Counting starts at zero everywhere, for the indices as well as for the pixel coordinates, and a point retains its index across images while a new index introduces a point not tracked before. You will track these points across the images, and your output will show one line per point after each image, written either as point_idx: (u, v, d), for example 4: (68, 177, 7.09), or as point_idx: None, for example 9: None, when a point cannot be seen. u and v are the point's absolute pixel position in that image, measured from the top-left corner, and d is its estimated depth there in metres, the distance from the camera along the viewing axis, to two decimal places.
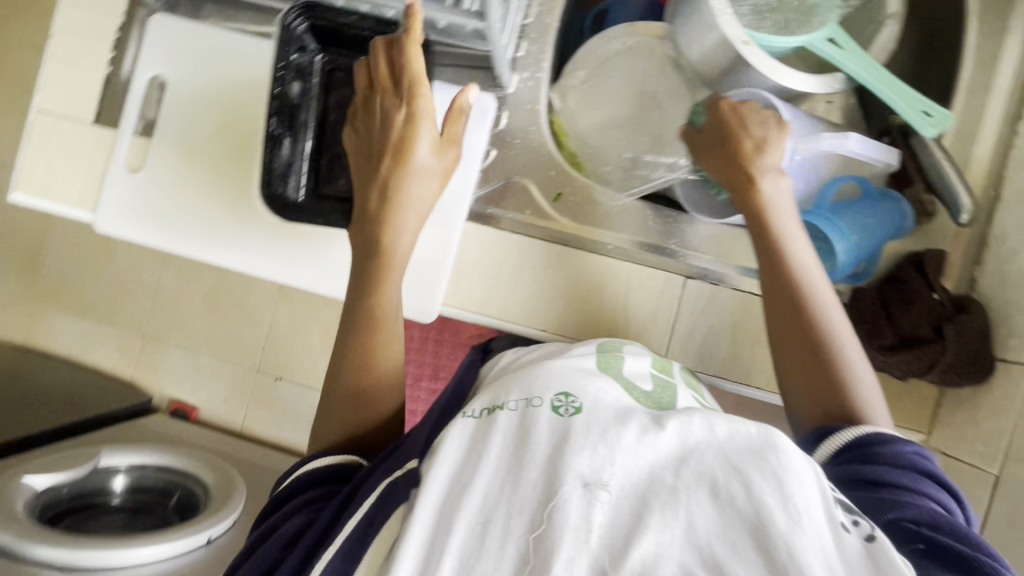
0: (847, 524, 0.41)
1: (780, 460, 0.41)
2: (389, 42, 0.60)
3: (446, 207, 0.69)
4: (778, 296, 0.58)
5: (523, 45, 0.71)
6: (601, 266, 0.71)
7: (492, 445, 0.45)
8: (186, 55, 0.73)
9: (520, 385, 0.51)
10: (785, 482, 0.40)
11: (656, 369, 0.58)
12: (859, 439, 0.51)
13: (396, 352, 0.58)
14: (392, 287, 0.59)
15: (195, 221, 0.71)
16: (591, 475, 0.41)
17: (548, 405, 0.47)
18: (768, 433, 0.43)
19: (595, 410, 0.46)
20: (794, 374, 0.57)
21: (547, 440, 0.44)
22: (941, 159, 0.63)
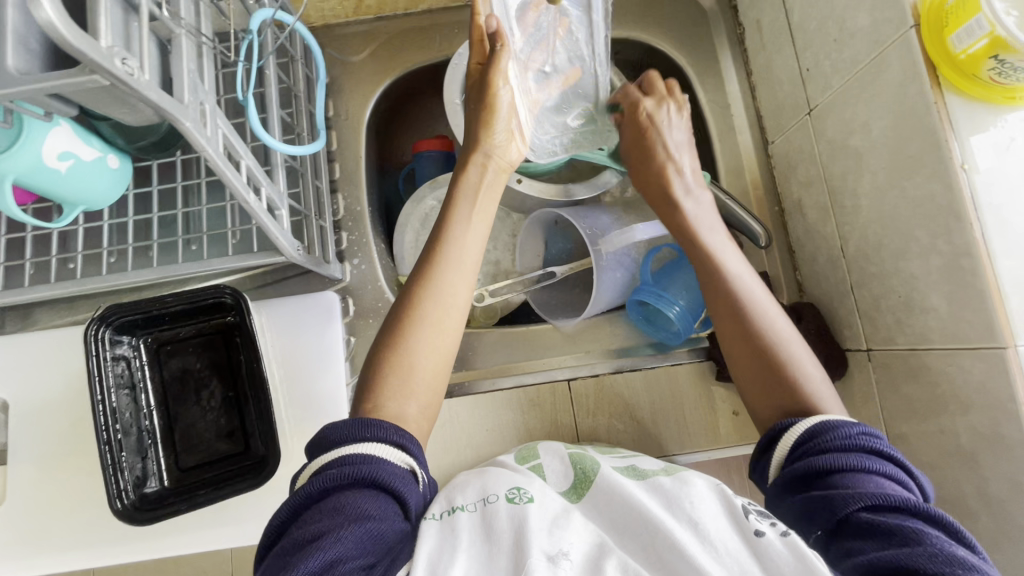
0: (764, 527, 0.44)
1: (691, 506, 0.48)
2: (207, 305, 0.59)
3: (323, 410, 0.69)
4: (711, 288, 0.59)
5: (343, 236, 0.77)
6: (493, 404, 0.73)
7: (461, 540, 0.46)
8: (14, 369, 0.71)
9: (474, 486, 0.53)
10: (693, 519, 0.46)
11: (569, 445, 0.62)
12: (810, 429, 0.48)
13: (452, 316, 0.57)
14: (444, 284, 0.58)
15: (73, 533, 0.67)
16: (553, 551, 0.44)
17: (502, 499, 0.51)
18: (681, 485, 0.51)
19: (545, 500, 0.51)
20: (745, 368, 0.56)
21: (510, 530, 0.47)
22: (723, 199, 0.73)
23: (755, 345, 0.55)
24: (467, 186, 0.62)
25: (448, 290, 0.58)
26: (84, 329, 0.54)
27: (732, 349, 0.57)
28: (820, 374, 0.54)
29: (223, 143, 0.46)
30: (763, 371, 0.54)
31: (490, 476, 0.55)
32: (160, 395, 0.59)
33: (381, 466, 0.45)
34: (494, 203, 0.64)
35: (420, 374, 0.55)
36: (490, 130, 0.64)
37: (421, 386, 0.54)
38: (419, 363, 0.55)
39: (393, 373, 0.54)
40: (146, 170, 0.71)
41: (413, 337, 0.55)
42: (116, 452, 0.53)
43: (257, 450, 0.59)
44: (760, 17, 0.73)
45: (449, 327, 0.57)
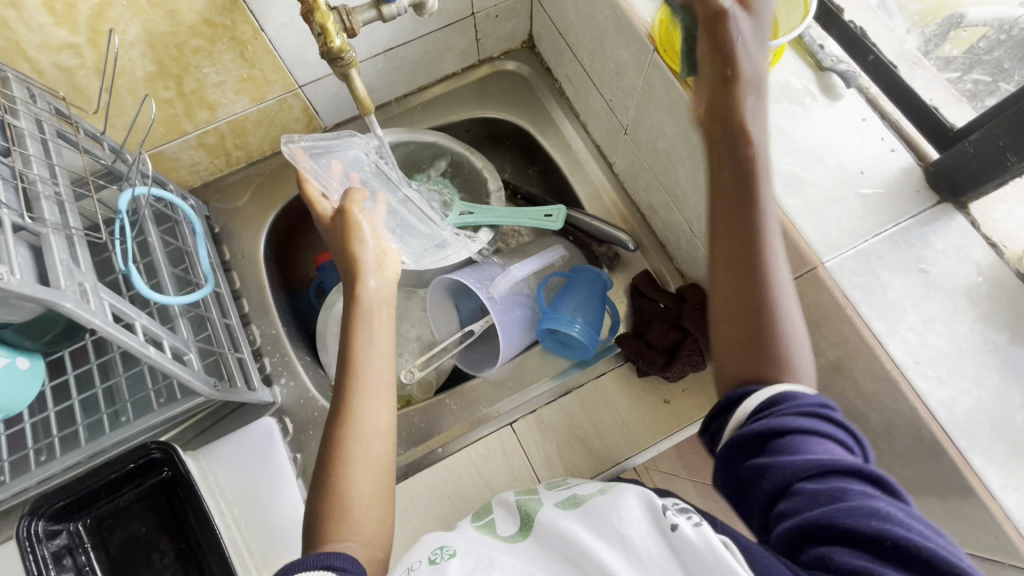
0: (678, 522, 0.47)
1: (618, 516, 0.51)
2: (138, 467, 0.61)
3: (285, 535, 0.70)
4: (735, 237, 0.50)
5: (266, 362, 0.80)
6: (446, 471, 0.75)
7: None
8: None
9: (405, 560, 0.57)
10: (621, 530, 0.50)
11: (521, 493, 0.65)
12: (767, 400, 0.47)
13: (377, 447, 0.59)
14: (363, 420, 0.59)
15: None
16: None
17: (426, 563, 0.54)
18: (613, 499, 0.54)
19: (466, 550, 0.55)
20: (722, 315, 0.51)
21: None
22: (589, 221, 0.82)
23: (755, 303, 0.49)
24: (363, 310, 0.63)
25: (370, 422, 0.59)
26: (15, 529, 0.54)
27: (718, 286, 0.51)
28: (801, 343, 0.50)
29: (111, 311, 0.51)
30: (742, 327, 0.50)
31: (423, 545, 0.59)
32: (108, 571, 0.59)
33: None
34: (390, 320, 0.65)
35: (362, 511, 0.56)
36: (359, 253, 0.65)
37: (364, 515, 0.56)
38: (356, 495, 0.56)
39: (332, 512, 0.55)
40: (60, 360, 0.74)
41: (348, 479, 0.56)
42: None
43: None
44: (567, 71, 0.88)
45: (377, 458, 0.58)
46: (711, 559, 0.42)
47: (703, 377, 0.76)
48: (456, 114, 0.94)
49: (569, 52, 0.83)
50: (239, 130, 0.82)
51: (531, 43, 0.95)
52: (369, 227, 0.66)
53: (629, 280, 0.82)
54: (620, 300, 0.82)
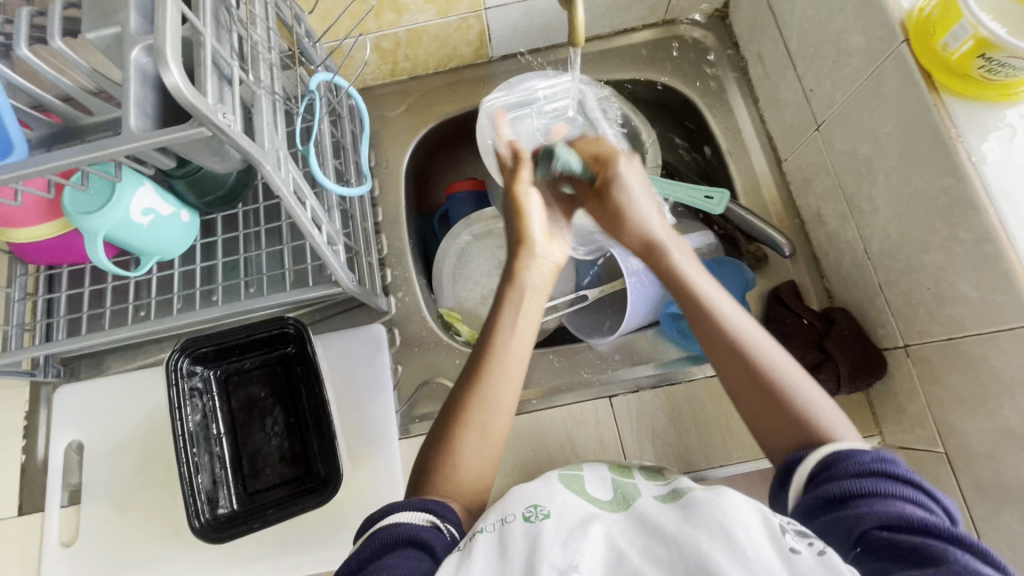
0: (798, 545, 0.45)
1: (726, 513, 0.48)
2: (271, 336, 0.64)
3: (376, 438, 0.73)
4: (701, 326, 0.63)
5: (388, 272, 0.82)
6: (535, 423, 0.75)
7: (477, 559, 0.49)
8: (91, 411, 0.78)
9: (495, 510, 0.56)
10: (729, 530, 0.46)
11: (615, 472, 0.63)
12: (819, 464, 0.51)
13: (499, 423, 0.61)
14: (494, 395, 0.61)
15: (139, 566, 0.71)
16: (564, 564, 0.47)
17: (520, 517, 0.53)
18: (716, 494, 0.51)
19: (563, 514, 0.54)
20: (737, 387, 0.59)
21: (525, 544, 0.50)
22: (745, 215, 0.76)
23: (746, 377, 0.59)
24: (516, 289, 0.67)
25: (498, 398, 0.61)
26: (166, 360, 0.59)
27: (730, 379, 0.60)
28: (818, 398, 0.57)
29: (294, 184, 0.53)
30: (756, 388, 0.58)
31: (514, 497, 0.58)
32: (228, 421, 0.63)
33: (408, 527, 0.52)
34: (540, 305, 0.67)
35: (466, 476, 0.59)
36: (524, 225, 0.70)
37: (467, 476, 0.59)
38: (467, 465, 0.59)
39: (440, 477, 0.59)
40: (212, 221, 0.79)
41: (461, 444, 0.60)
42: (192, 473, 0.57)
43: (319, 470, 0.61)
44: (761, 49, 0.80)
45: (491, 432, 0.61)
46: None
47: None
48: (626, 71, 0.89)
49: (774, 29, 0.76)
50: (415, 40, 0.82)
51: (724, 12, 0.88)
52: (541, 221, 0.71)
53: (770, 287, 0.77)
54: (753, 305, 0.77)
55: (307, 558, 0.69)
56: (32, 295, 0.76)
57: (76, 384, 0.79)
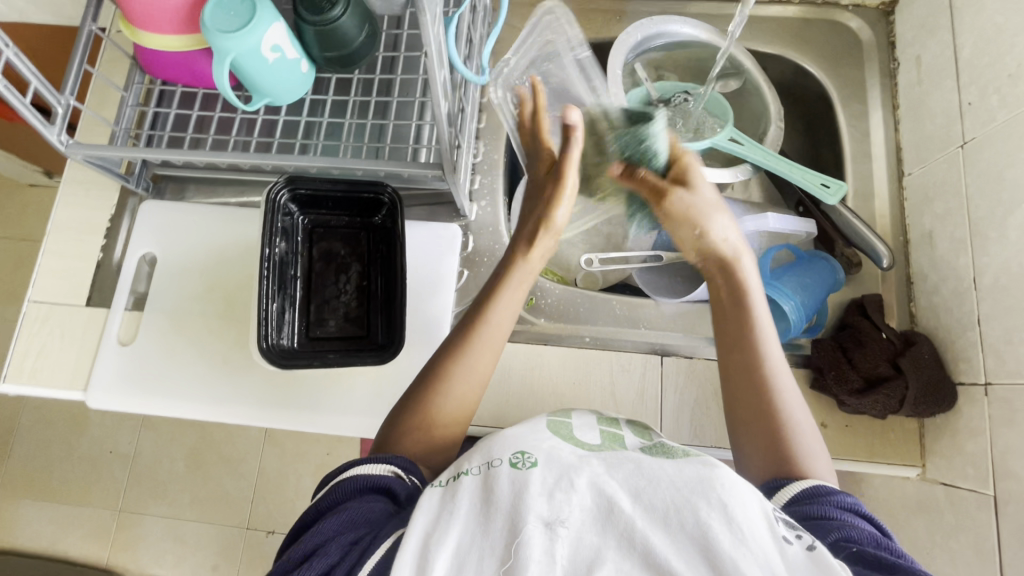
0: (790, 537, 0.44)
1: (725, 487, 0.46)
2: (364, 200, 0.65)
3: (426, 330, 0.74)
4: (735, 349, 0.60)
5: (477, 179, 0.82)
6: (582, 359, 0.75)
7: (461, 504, 0.47)
8: (170, 230, 0.80)
9: (480, 451, 0.53)
10: (728, 504, 0.44)
11: (603, 425, 0.61)
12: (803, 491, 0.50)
13: (468, 390, 0.62)
14: (469, 361, 0.62)
15: (183, 382, 0.75)
16: (551, 517, 0.45)
17: (506, 464, 0.50)
18: (714, 466, 0.48)
19: (550, 461, 0.50)
20: (744, 407, 0.58)
21: (511, 492, 0.47)
22: (851, 217, 0.73)
23: (762, 411, 0.57)
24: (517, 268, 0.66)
25: (475, 366, 0.62)
26: (267, 189, 0.60)
27: (744, 400, 0.58)
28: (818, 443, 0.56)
29: (440, 45, 0.51)
30: (764, 423, 0.56)
31: (498, 438, 0.55)
32: (306, 266, 0.65)
33: (369, 477, 0.53)
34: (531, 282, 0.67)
35: (439, 429, 0.60)
36: (553, 210, 0.66)
37: (439, 431, 0.60)
38: (441, 415, 0.61)
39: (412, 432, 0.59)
40: (324, 81, 0.80)
41: (432, 404, 0.60)
42: (268, 300, 0.59)
43: (378, 338, 0.63)
44: (922, 53, 0.76)
45: (466, 396, 0.62)
46: None
47: (878, 424, 0.70)
48: (767, 44, 0.85)
49: (947, 33, 0.71)
50: None
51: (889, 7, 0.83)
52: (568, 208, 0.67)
53: (854, 295, 0.74)
54: (831, 309, 0.75)
55: (339, 421, 0.72)
56: (143, 106, 0.78)
57: (161, 202, 0.82)
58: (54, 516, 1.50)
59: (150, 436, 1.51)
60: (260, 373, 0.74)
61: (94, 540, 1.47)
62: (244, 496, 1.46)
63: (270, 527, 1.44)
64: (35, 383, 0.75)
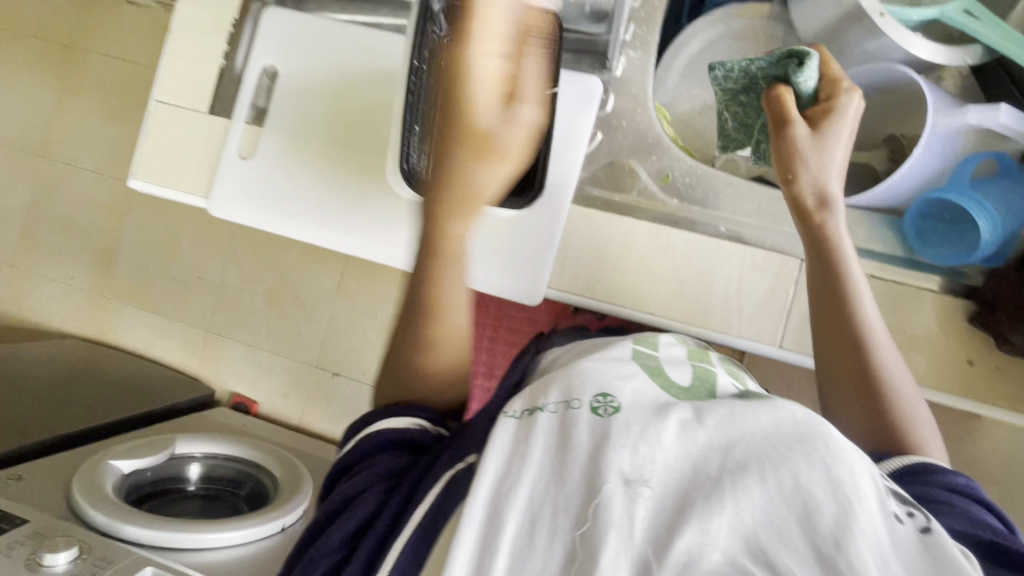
0: (900, 513, 0.38)
1: (829, 447, 0.38)
2: None
3: (550, 189, 0.69)
4: (837, 307, 0.58)
5: (631, 28, 0.72)
6: (711, 249, 0.69)
7: (535, 446, 0.41)
8: (293, 44, 0.76)
9: (559, 382, 0.46)
10: (834, 468, 0.37)
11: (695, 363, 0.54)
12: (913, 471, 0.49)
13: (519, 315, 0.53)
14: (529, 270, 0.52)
15: (297, 206, 0.74)
16: (631, 472, 0.38)
17: (584, 407, 0.43)
18: (814, 421, 0.41)
19: (637, 406, 0.42)
20: (852, 379, 0.56)
21: (588, 443, 0.40)
22: None
23: (868, 373, 0.55)
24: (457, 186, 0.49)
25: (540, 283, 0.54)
26: None
27: (847, 383, 0.56)
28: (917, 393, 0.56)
29: None
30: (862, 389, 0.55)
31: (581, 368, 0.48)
32: None
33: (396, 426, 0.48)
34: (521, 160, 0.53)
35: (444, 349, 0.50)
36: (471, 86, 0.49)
37: (444, 352, 0.51)
38: (430, 364, 0.50)
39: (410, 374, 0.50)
40: None
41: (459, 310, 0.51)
42: (409, 120, 0.55)
43: (512, 183, 0.59)
44: None
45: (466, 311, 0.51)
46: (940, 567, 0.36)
47: None
48: None
49: None
50: None
51: None
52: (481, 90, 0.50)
53: None
54: None
55: None
56: None
57: (287, 11, 0.76)
58: (153, 324, 1.66)
59: (237, 268, 1.60)
60: (372, 210, 0.73)
61: (187, 350, 1.64)
62: (315, 339, 1.56)
63: (335, 369, 1.54)
64: (162, 183, 0.77)
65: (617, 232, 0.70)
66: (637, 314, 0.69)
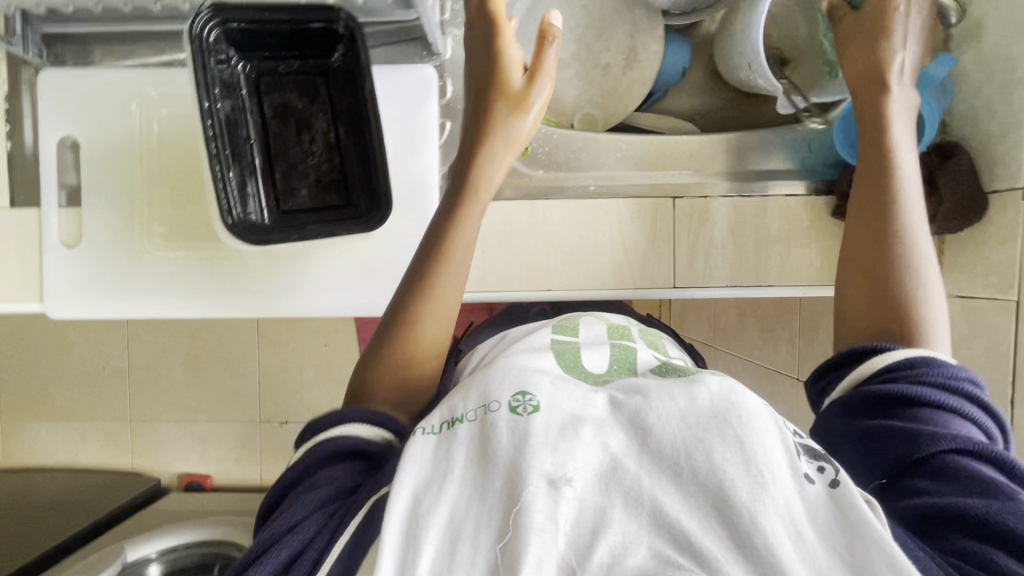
0: (811, 473, 0.38)
1: (742, 420, 0.39)
2: (312, 34, 0.52)
3: (412, 193, 0.65)
4: (871, 176, 0.56)
5: (446, 4, 0.67)
6: (588, 211, 0.68)
7: (456, 461, 0.41)
8: (84, 107, 0.67)
9: (476, 391, 0.45)
10: (746, 441, 0.38)
11: (615, 339, 0.56)
12: (904, 362, 0.47)
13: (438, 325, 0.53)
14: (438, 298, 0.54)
15: (151, 283, 0.67)
16: (554, 473, 0.38)
17: (503, 407, 0.42)
18: (733, 392, 0.41)
19: (556, 407, 0.42)
20: (871, 254, 0.54)
21: (510, 445, 0.39)
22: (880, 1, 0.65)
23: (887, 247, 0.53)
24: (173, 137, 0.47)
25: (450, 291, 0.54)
26: (189, 23, 0.47)
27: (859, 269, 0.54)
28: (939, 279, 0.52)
29: None
30: (878, 276, 0.53)
31: (496, 370, 0.47)
32: (261, 127, 0.54)
33: (354, 436, 0.47)
34: None
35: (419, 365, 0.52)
36: None
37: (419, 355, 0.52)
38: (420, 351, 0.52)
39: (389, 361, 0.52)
40: None
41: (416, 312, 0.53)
42: (224, 168, 0.49)
43: (362, 205, 0.55)
44: None
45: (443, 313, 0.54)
46: (850, 528, 0.36)
47: None
48: None
49: None
50: None
51: None
52: None
53: None
54: None
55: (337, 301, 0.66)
56: None
57: (64, 71, 0.67)
58: (64, 435, 1.50)
59: (138, 349, 1.47)
60: (233, 267, 0.67)
61: (112, 450, 1.50)
62: (251, 393, 1.47)
63: (283, 417, 1.48)
64: None
65: (492, 217, 0.67)
66: (535, 293, 0.68)
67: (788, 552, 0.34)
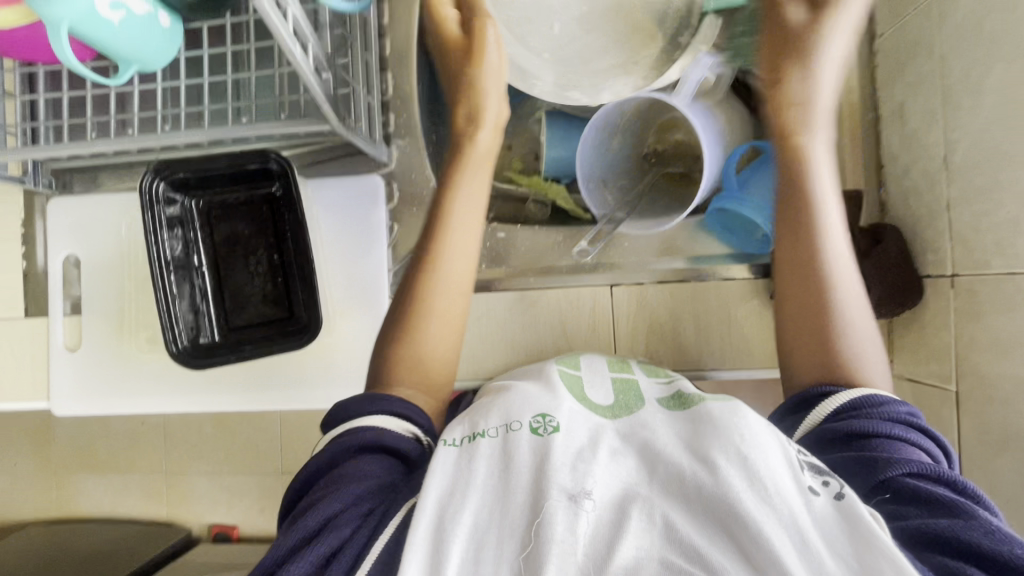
0: (815, 487, 0.38)
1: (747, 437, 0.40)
2: (250, 170, 0.59)
3: (361, 293, 0.70)
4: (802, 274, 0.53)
5: (390, 117, 0.74)
6: (528, 301, 0.71)
7: (476, 471, 0.42)
8: (83, 227, 0.76)
9: (498, 408, 0.47)
10: (751, 457, 0.39)
11: (616, 369, 0.56)
12: (849, 402, 0.45)
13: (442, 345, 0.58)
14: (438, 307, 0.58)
15: (138, 382, 0.75)
16: (573, 488, 0.40)
17: (526, 428, 0.45)
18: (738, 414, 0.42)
19: (573, 429, 0.45)
20: (810, 346, 0.51)
21: (530, 465, 0.42)
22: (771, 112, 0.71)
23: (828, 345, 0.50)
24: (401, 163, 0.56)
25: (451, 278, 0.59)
26: (139, 181, 0.56)
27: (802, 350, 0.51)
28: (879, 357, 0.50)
29: None
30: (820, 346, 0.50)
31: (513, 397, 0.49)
32: (210, 253, 0.61)
33: (377, 429, 0.48)
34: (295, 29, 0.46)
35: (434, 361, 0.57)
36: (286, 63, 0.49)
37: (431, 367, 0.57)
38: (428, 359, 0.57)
39: (404, 363, 0.56)
40: (195, 30, 0.69)
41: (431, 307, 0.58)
42: (172, 300, 0.57)
43: (301, 316, 0.60)
44: None
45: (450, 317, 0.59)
46: (859, 542, 0.35)
47: None
48: None
49: None
50: None
51: None
52: None
53: None
54: None
55: (294, 395, 0.71)
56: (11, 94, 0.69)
57: (68, 197, 0.77)
58: None
59: None
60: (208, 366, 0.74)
61: None
62: None
63: None
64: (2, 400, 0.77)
65: None
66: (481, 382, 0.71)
67: (792, 560, 0.34)
